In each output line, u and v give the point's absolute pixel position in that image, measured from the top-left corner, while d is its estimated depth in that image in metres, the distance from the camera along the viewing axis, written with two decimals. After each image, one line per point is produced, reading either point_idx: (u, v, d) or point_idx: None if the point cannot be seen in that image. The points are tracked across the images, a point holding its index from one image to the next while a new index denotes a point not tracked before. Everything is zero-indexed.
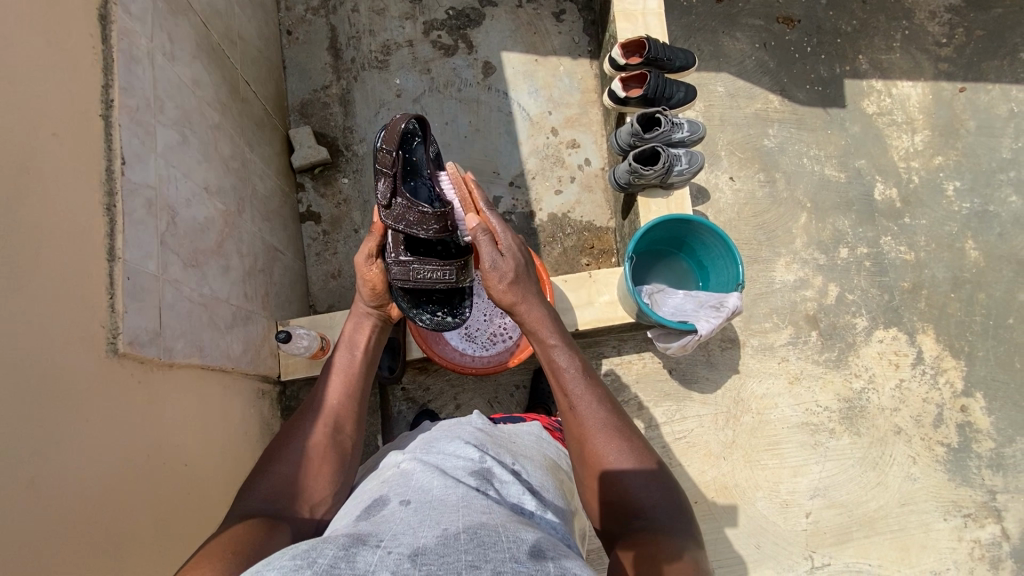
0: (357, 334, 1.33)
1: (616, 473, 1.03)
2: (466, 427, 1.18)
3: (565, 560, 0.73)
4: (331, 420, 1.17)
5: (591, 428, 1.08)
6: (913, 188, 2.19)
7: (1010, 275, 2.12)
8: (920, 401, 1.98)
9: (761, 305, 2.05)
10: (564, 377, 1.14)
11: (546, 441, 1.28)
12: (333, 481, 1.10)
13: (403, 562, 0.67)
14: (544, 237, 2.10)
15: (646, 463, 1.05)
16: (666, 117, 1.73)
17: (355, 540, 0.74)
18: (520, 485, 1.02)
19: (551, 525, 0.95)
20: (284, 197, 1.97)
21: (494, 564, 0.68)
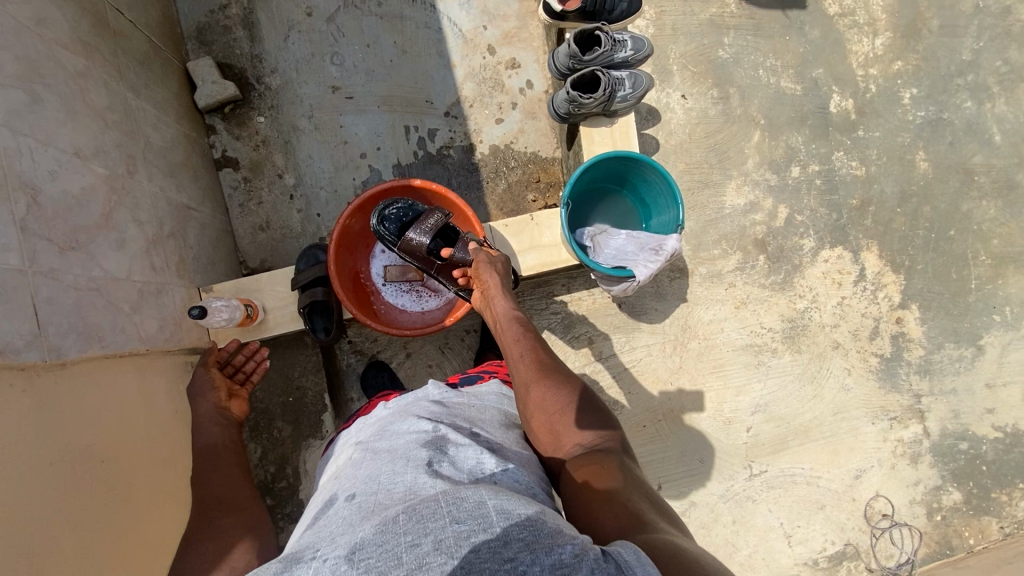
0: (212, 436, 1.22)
1: (552, 396, 1.14)
2: (423, 401, 1.20)
3: (505, 504, 0.81)
4: (219, 508, 1.05)
5: (532, 360, 1.21)
6: (870, 98, 2.10)
7: (957, 186, 2.11)
8: (859, 316, 2.05)
9: (710, 232, 2.02)
10: (507, 325, 1.28)
11: (509, 398, 1.33)
12: (249, 538, 0.99)
13: (341, 565, 0.72)
14: (486, 172, 1.96)
15: (574, 379, 1.20)
16: (608, 35, 1.56)
17: (290, 561, 0.77)
18: (478, 446, 1.04)
19: (513, 479, 0.98)
20: (192, 144, 1.77)
21: (434, 534, 0.74)
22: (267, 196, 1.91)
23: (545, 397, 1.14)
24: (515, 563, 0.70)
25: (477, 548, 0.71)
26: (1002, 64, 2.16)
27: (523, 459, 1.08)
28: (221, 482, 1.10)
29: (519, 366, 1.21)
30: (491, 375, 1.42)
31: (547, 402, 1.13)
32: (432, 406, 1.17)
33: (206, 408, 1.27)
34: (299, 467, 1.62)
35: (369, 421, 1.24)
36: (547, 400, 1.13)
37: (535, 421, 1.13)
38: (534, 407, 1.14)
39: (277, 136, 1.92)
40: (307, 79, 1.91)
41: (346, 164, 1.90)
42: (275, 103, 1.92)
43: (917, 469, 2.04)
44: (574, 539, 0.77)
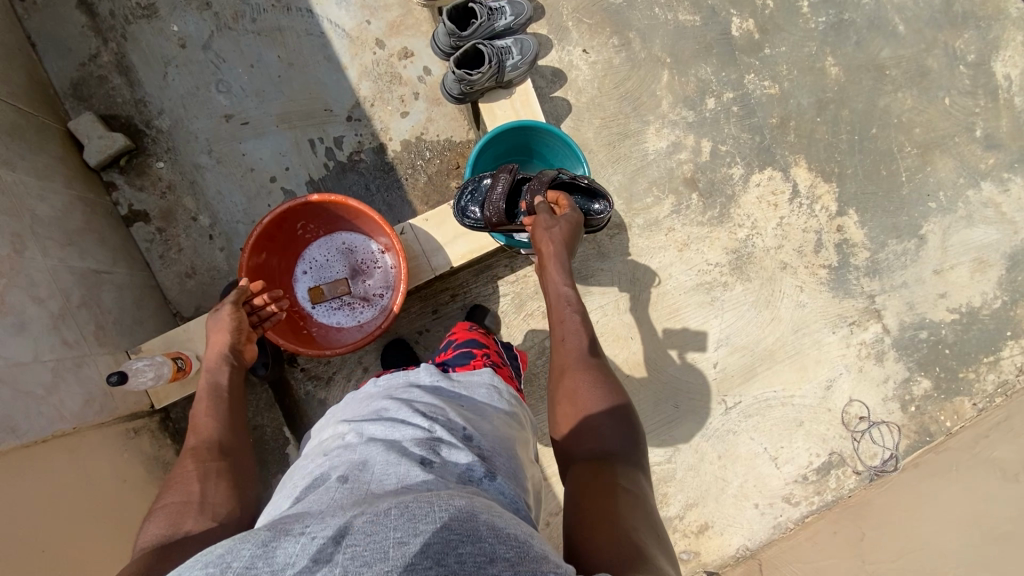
0: (220, 379, 1.14)
1: (584, 392, 1.08)
2: (418, 386, 1.09)
3: (499, 521, 0.69)
4: (212, 453, 1.01)
5: (576, 353, 1.16)
6: (770, 13, 2.07)
7: (871, 84, 2.11)
8: (801, 232, 2.05)
9: (640, 181, 1.99)
10: (561, 308, 1.24)
11: (500, 390, 1.17)
12: (232, 491, 0.97)
13: (326, 547, 0.62)
14: (404, 169, 1.90)
15: (615, 386, 1.09)
16: (482, 6, 1.51)
17: (279, 531, 0.67)
18: (470, 450, 0.94)
19: (499, 491, 0.89)
20: (90, 205, 1.69)
21: (424, 535, 0.62)
22: (186, 241, 1.85)
23: (576, 389, 1.09)
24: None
25: (462, 556, 0.60)
26: None
27: (511, 470, 0.97)
28: (224, 428, 1.07)
29: (563, 350, 1.18)
30: (483, 360, 1.30)
31: (584, 400, 1.07)
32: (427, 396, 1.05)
33: (216, 347, 1.18)
34: None
35: (357, 398, 1.11)
36: (578, 391, 1.08)
37: (563, 413, 1.08)
38: (565, 391, 1.10)
39: (181, 178, 1.84)
40: (197, 113, 1.83)
41: (258, 192, 1.84)
42: (171, 144, 1.84)
43: (884, 367, 2.07)
44: (558, 562, 0.64)
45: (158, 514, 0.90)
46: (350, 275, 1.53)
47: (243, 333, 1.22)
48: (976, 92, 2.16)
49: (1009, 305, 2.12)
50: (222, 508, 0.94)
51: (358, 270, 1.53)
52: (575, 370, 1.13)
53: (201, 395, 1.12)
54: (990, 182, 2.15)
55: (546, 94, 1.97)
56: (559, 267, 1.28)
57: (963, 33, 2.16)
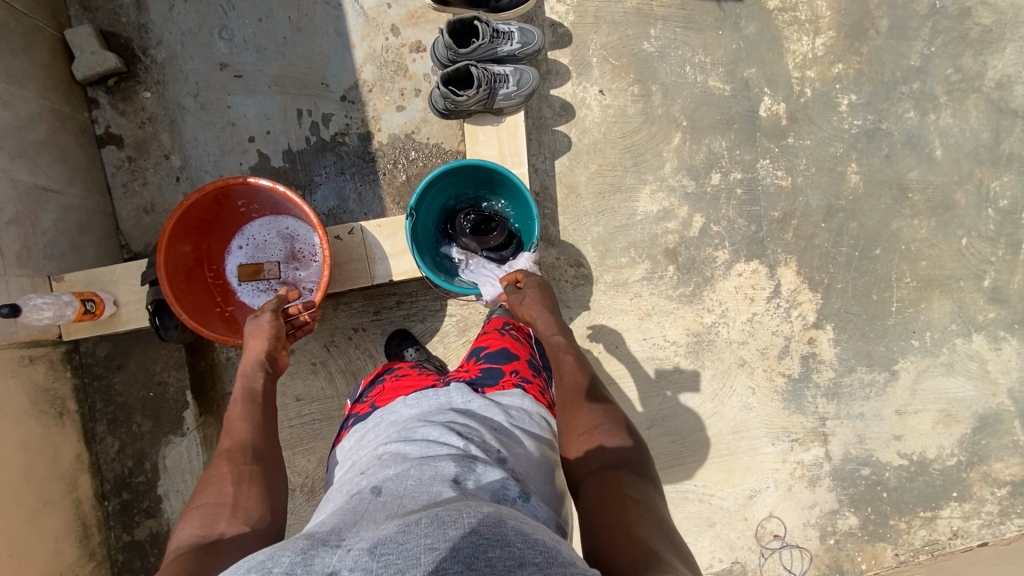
0: (252, 386, 1.13)
1: (591, 420, 1.04)
2: (448, 410, 1.04)
3: (526, 527, 0.68)
4: (246, 456, 0.99)
5: (575, 386, 1.14)
6: (804, 102, 1.96)
7: (889, 203, 1.99)
8: (769, 334, 1.95)
9: (619, 238, 1.90)
10: (563, 358, 1.21)
11: (531, 416, 1.10)
12: (265, 492, 0.94)
13: (361, 558, 0.62)
14: (384, 163, 1.83)
15: (617, 413, 1.07)
16: (487, 27, 1.44)
17: (315, 541, 0.67)
18: (505, 469, 0.91)
19: (534, 512, 0.86)
20: (61, 119, 1.65)
21: (453, 540, 0.63)
22: (153, 177, 1.80)
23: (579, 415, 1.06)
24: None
25: (492, 559, 0.60)
26: (953, 72, 2.01)
27: (543, 494, 0.93)
28: (257, 430, 1.05)
29: (560, 387, 1.16)
30: (514, 379, 1.18)
31: (584, 426, 1.04)
32: (459, 419, 1.01)
33: (252, 354, 1.20)
34: (159, 463, 1.59)
35: (388, 419, 1.06)
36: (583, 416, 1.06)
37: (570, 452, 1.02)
38: (569, 420, 1.06)
39: (164, 114, 1.80)
40: (193, 54, 1.79)
41: (233, 147, 1.80)
42: (162, 78, 1.79)
43: (814, 492, 1.97)
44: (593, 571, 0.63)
45: (192, 517, 0.88)
46: (285, 261, 1.48)
47: (279, 341, 1.24)
48: (998, 240, 2.02)
49: (963, 466, 2.01)
50: (254, 512, 0.91)
51: (293, 257, 1.48)
52: (577, 401, 1.10)
53: (237, 398, 1.11)
54: (983, 336, 2.03)
55: (548, 125, 1.88)
56: (550, 318, 1.30)
57: (1003, 175, 2.03)
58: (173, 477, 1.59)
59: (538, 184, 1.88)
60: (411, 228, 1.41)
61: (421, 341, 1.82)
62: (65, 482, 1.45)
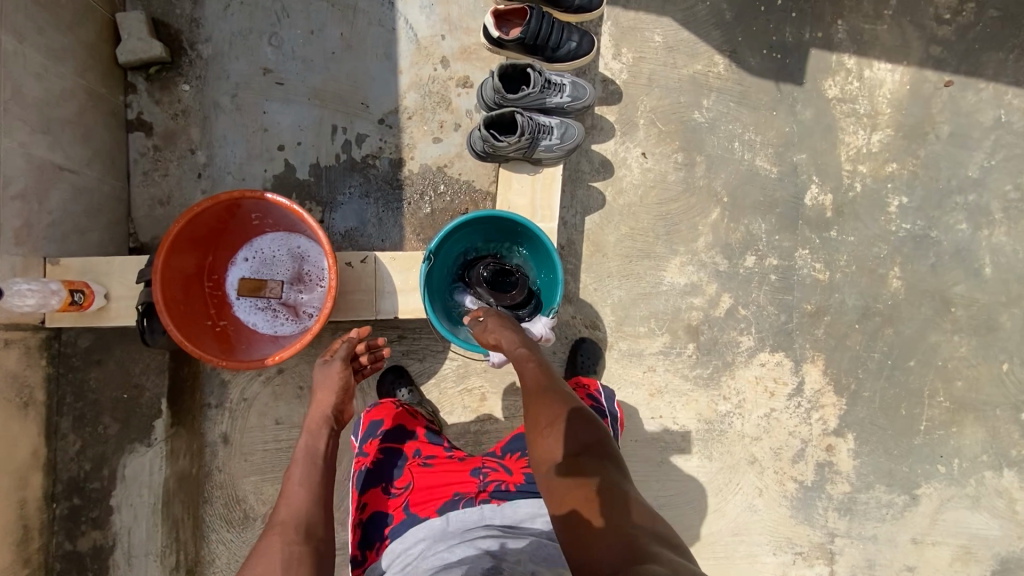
0: (315, 444, 1.15)
1: (553, 419, 1.09)
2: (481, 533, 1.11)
3: None
4: (300, 530, 0.98)
5: (537, 388, 1.14)
6: (852, 197, 1.88)
7: (929, 314, 1.88)
8: (785, 433, 1.82)
9: (641, 307, 1.81)
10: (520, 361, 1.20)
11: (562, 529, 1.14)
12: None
13: None
14: (411, 192, 1.77)
15: (576, 403, 1.12)
16: (539, 76, 1.38)
17: None
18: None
19: None
20: (93, 100, 1.62)
21: None
22: (175, 169, 1.75)
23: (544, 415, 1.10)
24: None
25: None
26: (1012, 189, 1.92)
27: None
28: (312, 496, 1.05)
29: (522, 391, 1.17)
30: None
31: (547, 421, 1.09)
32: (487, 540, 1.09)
33: (320, 407, 1.23)
34: (118, 471, 1.49)
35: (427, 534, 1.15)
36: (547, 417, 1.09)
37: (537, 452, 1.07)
38: (536, 424, 1.09)
39: (198, 109, 1.76)
40: (239, 55, 1.77)
41: (261, 153, 1.76)
42: (204, 73, 1.77)
43: None
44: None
45: None
46: (290, 282, 1.41)
47: (346, 393, 1.27)
48: None
49: None
50: None
51: (299, 278, 1.41)
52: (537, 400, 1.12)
53: (300, 458, 1.12)
54: (1014, 472, 1.88)
55: (584, 179, 1.82)
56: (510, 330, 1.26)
57: None
58: (129, 489, 1.49)
59: (564, 238, 1.80)
60: (426, 271, 1.34)
61: (416, 382, 1.72)
62: (14, 478, 1.34)
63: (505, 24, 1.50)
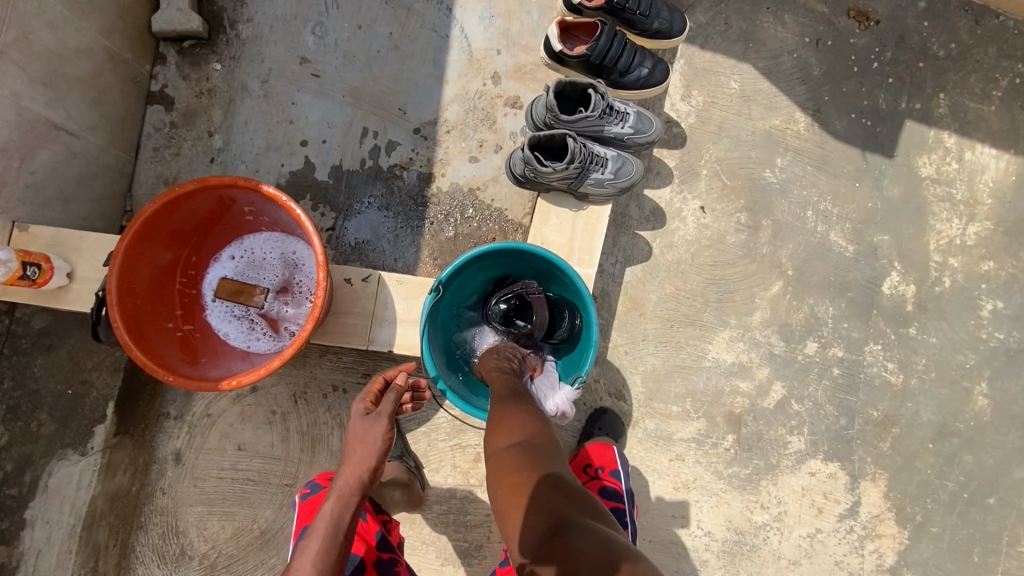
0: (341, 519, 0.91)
1: (510, 416, 0.98)
2: None
3: None
4: None
5: (503, 393, 1.05)
6: (938, 292, 1.61)
7: (1019, 445, 1.57)
8: (830, 562, 1.51)
9: (676, 381, 1.55)
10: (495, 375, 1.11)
11: None
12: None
13: None
14: (435, 211, 1.58)
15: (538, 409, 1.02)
16: (601, 99, 1.19)
17: None
18: None
19: None
20: (114, 63, 1.49)
21: None
22: (188, 150, 1.60)
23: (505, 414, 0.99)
24: None
25: None
26: None
27: None
28: None
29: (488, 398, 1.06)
30: None
31: (502, 415, 0.99)
32: None
33: (353, 469, 0.99)
34: (41, 479, 1.27)
35: None
36: (508, 416, 0.98)
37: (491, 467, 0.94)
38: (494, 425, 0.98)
39: (225, 90, 1.62)
40: (279, 40, 1.64)
41: (281, 145, 1.60)
42: (239, 55, 1.64)
43: None
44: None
45: None
46: (277, 291, 1.21)
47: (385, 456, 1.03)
48: None
49: None
50: None
51: (287, 288, 1.21)
52: (501, 410, 1.01)
53: (323, 531, 0.89)
54: None
55: (630, 226, 1.60)
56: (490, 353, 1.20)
57: None
58: (48, 502, 1.27)
59: (599, 288, 1.57)
60: (434, 301, 1.13)
61: (404, 427, 1.47)
62: None
63: (569, 40, 1.34)
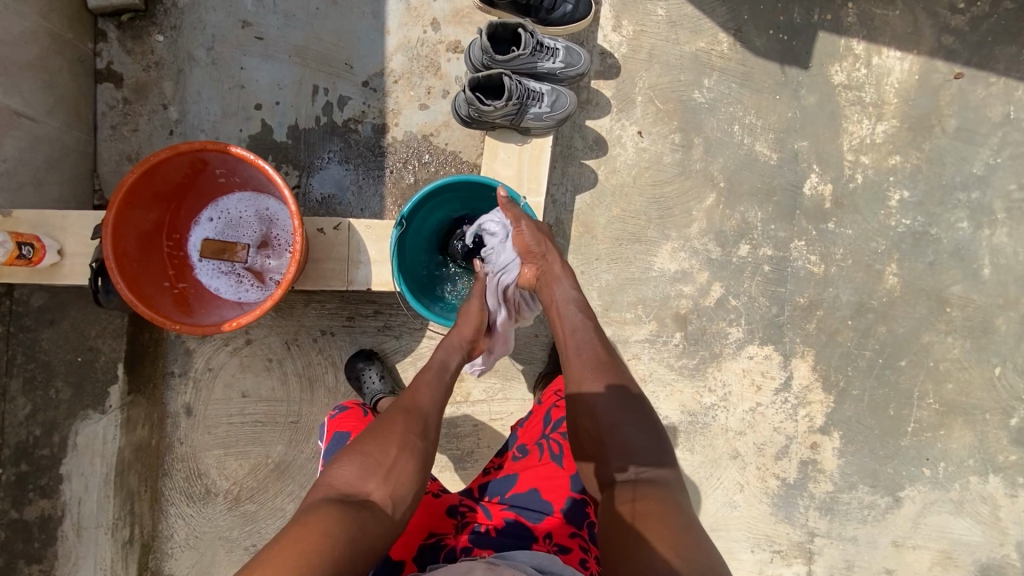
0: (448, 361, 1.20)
1: (601, 368, 1.12)
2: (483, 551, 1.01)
3: None
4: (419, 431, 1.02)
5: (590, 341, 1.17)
6: (852, 188, 1.81)
7: (924, 313, 1.83)
8: (769, 429, 1.77)
9: (629, 292, 1.74)
10: (569, 315, 1.22)
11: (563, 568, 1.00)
12: (419, 480, 0.97)
13: None
14: (394, 161, 1.69)
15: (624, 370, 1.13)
16: (531, 37, 1.29)
17: None
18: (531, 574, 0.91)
19: None
20: (58, 45, 1.51)
21: None
22: (146, 125, 1.65)
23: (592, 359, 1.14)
24: None
25: None
26: (1016, 189, 1.86)
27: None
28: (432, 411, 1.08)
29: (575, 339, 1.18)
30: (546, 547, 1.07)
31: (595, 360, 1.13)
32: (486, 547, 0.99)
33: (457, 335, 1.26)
34: (69, 438, 1.41)
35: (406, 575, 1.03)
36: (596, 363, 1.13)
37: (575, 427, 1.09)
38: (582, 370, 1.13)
39: (172, 61, 1.66)
40: (217, 6, 1.67)
41: (237, 112, 1.66)
42: (180, 24, 1.66)
43: None
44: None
45: (349, 459, 0.95)
46: (257, 246, 1.33)
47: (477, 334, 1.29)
48: None
49: None
50: (401, 491, 0.94)
51: (267, 242, 1.33)
52: (585, 371, 1.13)
53: (437, 367, 1.18)
54: (1000, 478, 1.84)
55: (576, 156, 1.74)
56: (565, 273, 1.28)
57: None
58: (80, 457, 1.42)
59: (553, 217, 1.72)
60: (398, 237, 1.28)
61: (391, 359, 1.65)
62: None
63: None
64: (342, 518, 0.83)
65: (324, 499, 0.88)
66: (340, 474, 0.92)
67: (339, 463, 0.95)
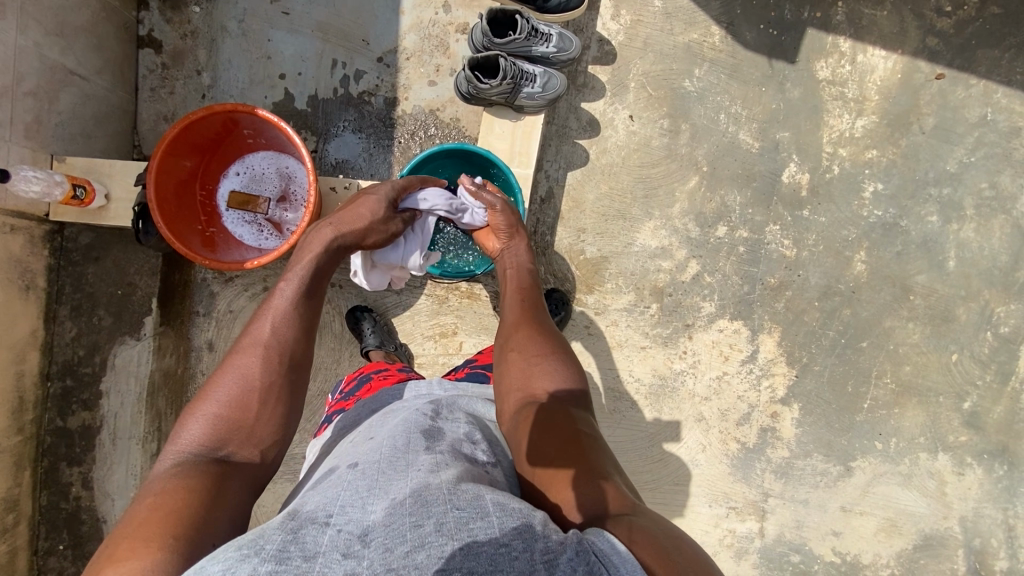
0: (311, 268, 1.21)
1: (540, 347, 1.21)
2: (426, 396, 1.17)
3: (500, 497, 0.82)
4: (279, 358, 1.06)
5: (529, 318, 1.30)
6: (828, 178, 1.94)
7: (887, 300, 1.96)
8: (734, 397, 1.93)
9: (611, 264, 1.90)
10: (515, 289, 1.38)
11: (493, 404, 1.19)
12: (284, 422, 1.02)
13: (353, 543, 0.72)
14: (402, 132, 1.84)
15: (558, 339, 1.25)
16: (527, 23, 1.45)
17: (303, 519, 0.77)
18: (471, 426, 1.08)
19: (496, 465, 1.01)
20: (107, 12, 1.68)
21: (435, 517, 0.74)
22: (181, 88, 1.82)
23: (535, 334, 1.24)
24: (508, 547, 0.71)
25: (476, 533, 0.72)
26: (987, 187, 1.96)
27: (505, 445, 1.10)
28: (291, 324, 1.11)
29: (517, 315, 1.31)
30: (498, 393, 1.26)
31: (534, 331, 1.26)
32: (422, 403, 1.11)
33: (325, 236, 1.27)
34: (110, 359, 1.63)
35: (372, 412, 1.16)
36: (539, 336, 1.24)
37: (508, 377, 1.18)
38: (525, 338, 1.24)
39: (206, 31, 1.82)
40: None
41: (263, 80, 1.83)
42: None
43: (738, 564, 1.93)
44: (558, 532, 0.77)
45: (202, 420, 0.97)
46: (277, 199, 1.51)
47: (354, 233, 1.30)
48: (989, 365, 1.98)
49: None
50: (267, 437, 1.00)
51: (284, 196, 1.51)
52: (524, 336, 1.24)
53: (299, 277, 1.18)
54: (948, 456, 1.98)
55: (570, 136, 1.89)
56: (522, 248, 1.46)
57: (1010, 302, 1.98)
58: (118, 377, 1.63)
59: (545, 190, 1.88)
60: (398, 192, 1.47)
61: (391, 311, 1.84)
62: (13, 353, 1.48)
63: None
64: (202, 486, 0.86)
65: (182, 461, 0.91)
66: (191, 436, 0.94)
67: (190, 421, 0.97)
